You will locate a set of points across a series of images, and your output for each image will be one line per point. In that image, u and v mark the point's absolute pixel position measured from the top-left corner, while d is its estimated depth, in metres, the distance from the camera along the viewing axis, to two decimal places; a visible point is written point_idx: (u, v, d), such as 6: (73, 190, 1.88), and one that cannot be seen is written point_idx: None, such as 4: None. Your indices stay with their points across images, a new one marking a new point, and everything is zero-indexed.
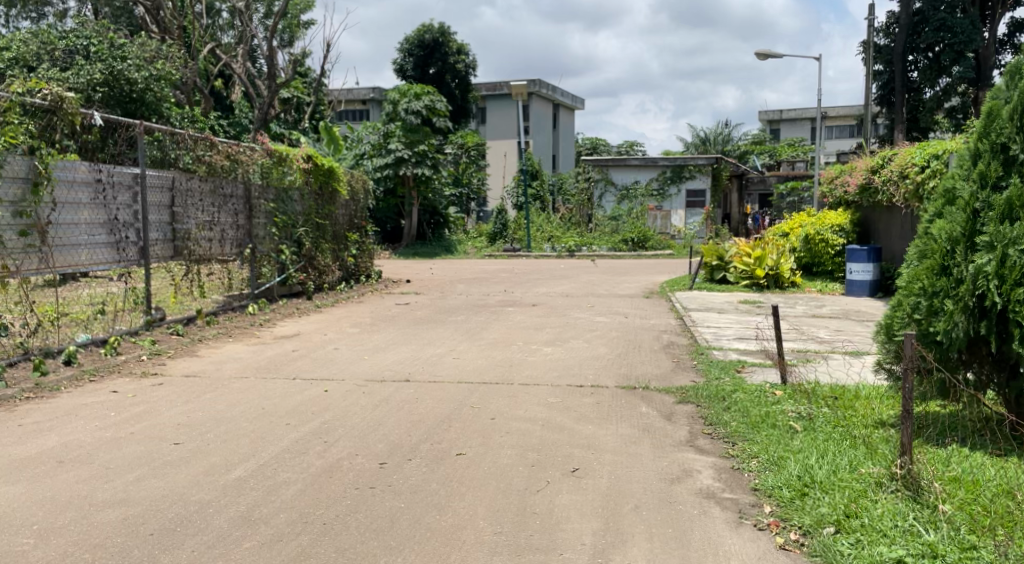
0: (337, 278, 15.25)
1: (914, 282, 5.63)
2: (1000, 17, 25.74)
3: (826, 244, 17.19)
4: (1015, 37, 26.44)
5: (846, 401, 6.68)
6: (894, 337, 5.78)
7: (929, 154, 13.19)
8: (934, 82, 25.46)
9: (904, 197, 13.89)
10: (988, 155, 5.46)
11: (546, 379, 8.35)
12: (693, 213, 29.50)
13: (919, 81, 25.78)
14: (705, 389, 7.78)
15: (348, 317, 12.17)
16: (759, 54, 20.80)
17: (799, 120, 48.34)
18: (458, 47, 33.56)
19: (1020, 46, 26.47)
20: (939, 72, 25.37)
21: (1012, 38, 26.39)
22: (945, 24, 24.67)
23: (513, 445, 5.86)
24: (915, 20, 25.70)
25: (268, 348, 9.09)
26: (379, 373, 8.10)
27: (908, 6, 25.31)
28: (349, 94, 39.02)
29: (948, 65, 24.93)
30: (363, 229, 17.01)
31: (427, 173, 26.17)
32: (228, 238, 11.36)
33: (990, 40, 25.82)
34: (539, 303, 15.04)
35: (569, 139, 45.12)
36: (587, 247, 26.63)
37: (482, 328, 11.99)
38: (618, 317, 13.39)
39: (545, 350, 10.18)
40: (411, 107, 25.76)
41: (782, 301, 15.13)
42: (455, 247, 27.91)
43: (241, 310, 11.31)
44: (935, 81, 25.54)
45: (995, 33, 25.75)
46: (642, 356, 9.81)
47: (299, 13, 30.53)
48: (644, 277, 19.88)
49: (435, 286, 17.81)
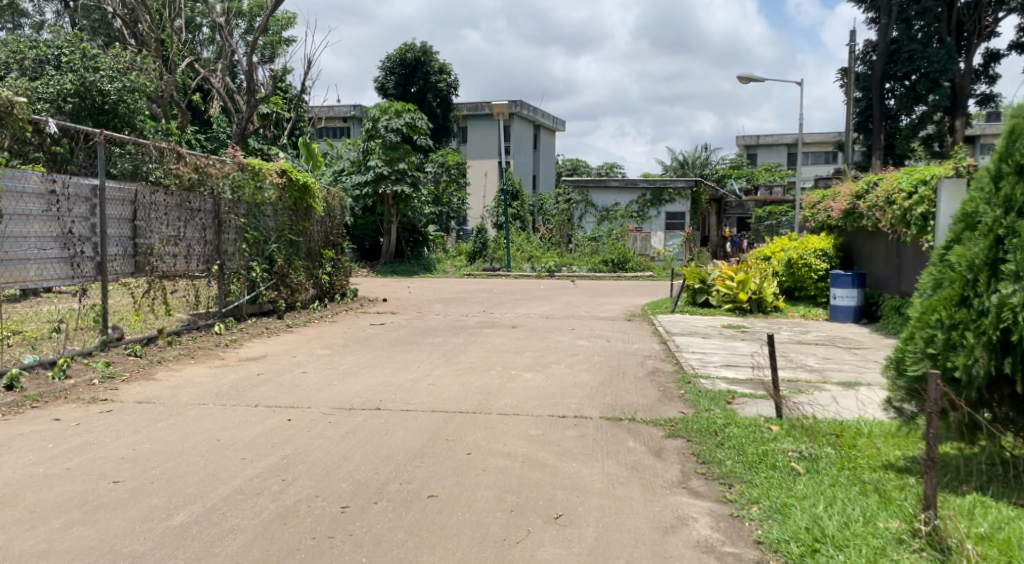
0: (310, 297, 14.69)
1: (930, 311, 5.27)
2: (976, 48, 25.77)
3: (809, 269, 16.80)
4: (991, 68, 26.50)
5: (848, 439, 6.26)
6: (905, 374, 5.39)
7: (917, 180, 12.83)
8: (911, 109, 25.50)
9: (891, 224, 13.53)
10: (1012, 177, 5.11)
11: (525, 409, 7.83)
12: (672, 235, 29.29)
13: (896, 108, 25.65)
14: (695, 422, 7.30)
15: (320, 338, 11.59)
16: (741, 77, 20.54)
17: (776, 145, 48.39)
18: (439, 66, 33.26)
19: (995, 77, 26.50)
20: (915, 100, 25.26)
21: (987, 69, 26.42)
22: (920, 54, 24.53)
23: (492, 486, 5.35)
24: (891, 48, 25.51)
25: (232, 371, 8.50)
26: (347, 401, 7.55)
27: (886, 34, 24.99)
28: (330, 111, 38.53)
29: (924, 93, 24.92)
30: (338, 246, 16.46)
31: (407, 191, 25.66)
32: (195, 254, 10.77)
33: (966, 70, 25.84)
34: (518, 325, 14.53)
35: (549, 159, 44.88)
36: (567, 267, 26.23)
37: (459, 351, 11.46)
38: (600, 341, 12.91)
39: (525, 375, 9.68)
40: (391, 124, 25.30)
41: (767, 327, 14.73)
42: (434, 266, 27.46)
43: (206, 329, 10.66)
44: (911, 109, 25.48)
45: (971, 63, 25.77)
46: (626, 384, 9.33)
47: (280, 30, 30.06)
48: (626, 299, 19.46)
49: (412, 305, 17.28)
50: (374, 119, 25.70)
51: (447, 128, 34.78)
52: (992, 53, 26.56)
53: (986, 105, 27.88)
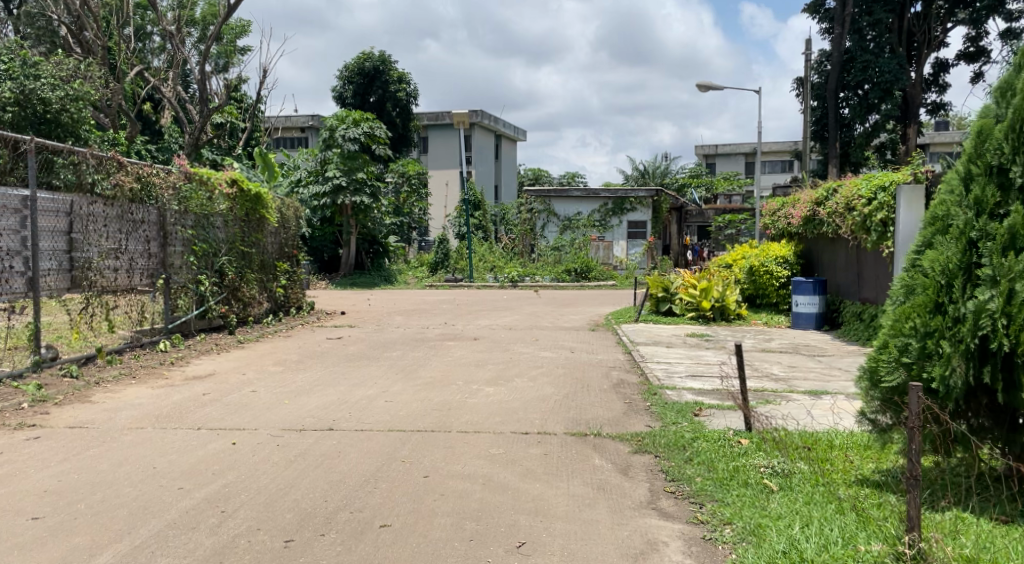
0: (263, 311, 14.24)
1: (904, 320, 5.03)
2: (926, 58, 26.18)
3: (771, 276, 16.67)
4: (941, 78, 26.82)
5: (820, 452, 6.01)
6: (881, 385, 5.14)
7: (876, 186, 12.73)
8: (864, 118, 25.44)
9: (851, 230, 13.41)
10: (982, 179, 4.89)
11: (487, 426, 7.49)
12: (634, 244, 29.20)
13: (850, 117, 25.66)
14: (663, 436, 7.02)
15: (273, 353, 11.18)
16: (701, 86, 20.46)
17: (734, 155, 48.70)
18: (398, 75, 32.91)
19: (945, 86, 26.80)
20: (868, 110, 25.27)
21: (937, 79, 26.72)
22: (871, 65, 24.70)
23: (451, 513, 5.01)
24: (845, 58, 25.68)
25: (175, 392, 8.07)
26: (297, 421, 7.17)
27: (840, 45, 25.02)
28: (287, 121, 37.97)
29: (876, 102, 24.93)
30: (294, 258, 16.01)
31: (366, 201, 25.28)
32: (138, 267, 10.30)
33: (917, 79, 26.17)
34: (481, 337, 14.19)
35: (511, 169, 44.69)
36: (530, 277, 25.98)
37: (418, 366, 11.09)
38: (564, 352, 12.62)
39: (487, 390, 9.34)
40: (348, 133, 24.81)
41: (731, 335, 14.56)
42: (395, 277, 27.05)
43: (150, 347, 10.28)
44: (865, 118, 25.47)
45: (921, 73, 26.13)
46: (591, 397, 9.04)
47: (234, 38, 29.50)
48: (590, 309, 19.21)
49: (372, 318, 16.86)
50: (331, 128, 25.23)
51: (407, 139, 34.40)
52: (942, 62, 26.86)
53: (937, 113, 28.18)
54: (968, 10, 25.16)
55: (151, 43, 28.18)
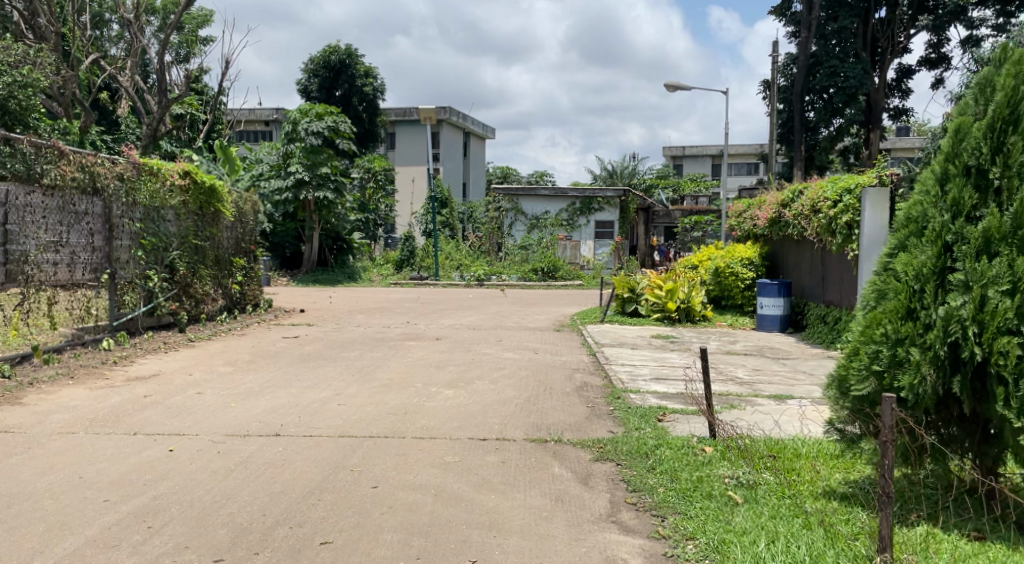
0: (218, 308, 13.96)
1: (874, 325, 4.80)
2: (889, 63, 26.19)
3: (736, 278, 16.52)
4: (903, 83, 26.97)
5: (786, 462, 5.79)
6: (850, 394, 4.91)
7: (842, 189, 12.57)
8: (829, 122, 25.54)
9: (817, 232, 13.27)
10: (959, 179, 4.69)
11: (444, 431, 7.23)
12: (601, 244, 29.03)
13: (815, 120, 25.73)
14: (625, 444, 6.78)
15: (223, 354, 11.16)
16: (669, 85, 20.28)
17: (701, 156, 48.75)
18: (365, 69, 32.43)
19: (908, 92, 26.93)
20: (833, 114, 25.36)
21: (900, 84, 26.82)
22: (836, 70, 24.69)
23: (399, 528, 4.82)
24: (810, 62, 25.73)
25: (113, 395, 8.13)
26: (242, 427, 7.09)
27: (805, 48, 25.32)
28: (251, 114, 37.39)
29: (841, 106, 24.99)
30: (251, 254, 15.64)
31: (330, 196, 24.83)
32: (80, 261, 10.35)
33: (880, 85, 26.19)
34: (443, 337, 13.90)
35: (479, 168, 44.34)
36: (496, 276, 25.65)
37: (377, 366, 10.79)
38: (527, 353, 12.35)
39: (445, 392, 9.06)
40: (312, 127, 24.28)
41: (696, 337, 14.39)
42: (359, 275, 26.62)
43: (92, 345, 10.35)
44: (829, 122, 25.59)
45: (885, 78, 26.17)
46: (553, 400, 8.78)
47: (195, 28, 28.92)
48: (555, 308, 19.00)
49: (331, 316, 16.55)
50: (294, 121, 24.70)
51: (373, 134, 33.89)
52: (905, 68, 26.98)
53: (899, 119, 28.32)
54: (931, 16, 24.84)
55: (109, 31, 27.52)
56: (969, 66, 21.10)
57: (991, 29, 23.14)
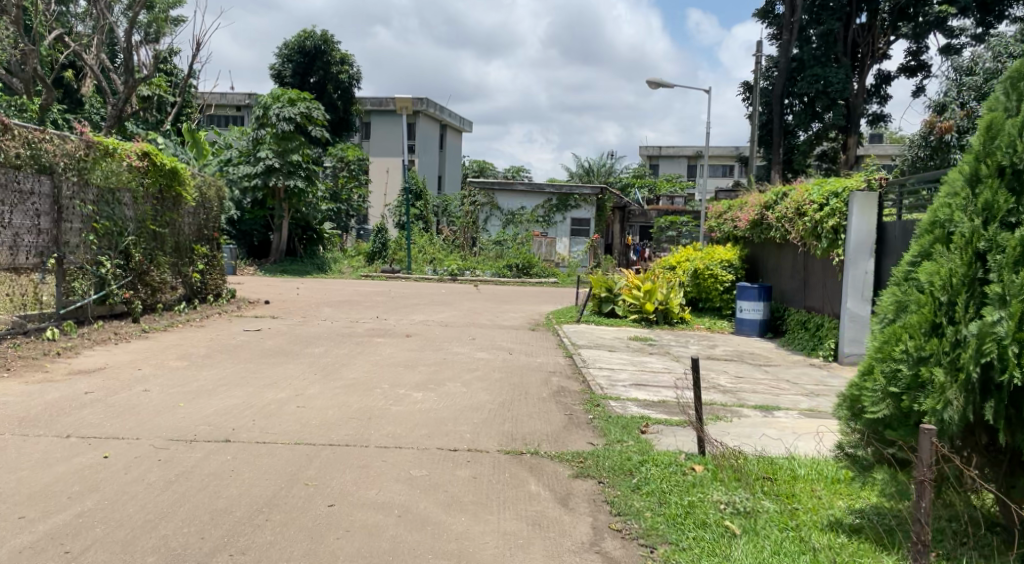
0: (176, 298, 13.54)
1: (894, 341, 4.32)
2: (868, 68, 25.87)
3: (714, 280, 16.01)
4: (882, 89, 26.71)
5: (784, 484, 5.30)
6: (863, 417, 4.43)
7: (828, 192, 11.93)
8: (808, 126, 25.26)
9: (801, 236, 12.60)
10: (992, 181, 4.21)
11: (410, 440, 6.82)
12: (577, 241, 28.48)
13: (794, 124, 25.42)
14: (607, 459, 6.30)
15: (178, 347, 10.90)
16: (652, 82, 19.75)
17: (677, 157, 48.38)
18: (341, 57, 31.68)
19: (886, 98, 26.73)
20: (812, 118, 25.08)
21: (879, 90, 26.58)
22: (819, 76, 24.38)
23: (354, 557, 4.58)
24: (792, 65, 25.34)
25: (52, 392, 8.28)
26: (188, 431, 6.92)
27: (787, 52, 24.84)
28: (222, 99, 36.52)
29: (821, 111, 24.70)
30: (214, 242, 14.98)
31: (300, 185, 24.18)
32: (23, 244, 10.19)
33: (859, 90, 25.83)
34: (413, 333, 13.39)
35: (455, 161, 43.67)
36: (470, 271, 25.04)
37: (342, 363, 10.32)
38: (501, 353, 11.79)
39: (415, 395, 8.54)
40: (283, 112, 23.51)
41: (674, 339, 13.93)
42: (328, 266, 25.97)
43: (36, 334, 10.24)
44: (808, 125, 25.29)
45: (864, 84, 25.82)
46: (528, 406, 8.28)
47: (166, 8, 28.04)
48: (530, 306, 18.53)
49: (298, 308, 16.05)
50: (265, 106, 23.97)
51: (348, 122, 33.16)
52: (884, 74, 26.74)
53: (876, 125, 28.05)
54: (911, 24, 24.48)
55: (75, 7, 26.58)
56: (949, 73, 20.81)
57: (971, 38, 22.79)
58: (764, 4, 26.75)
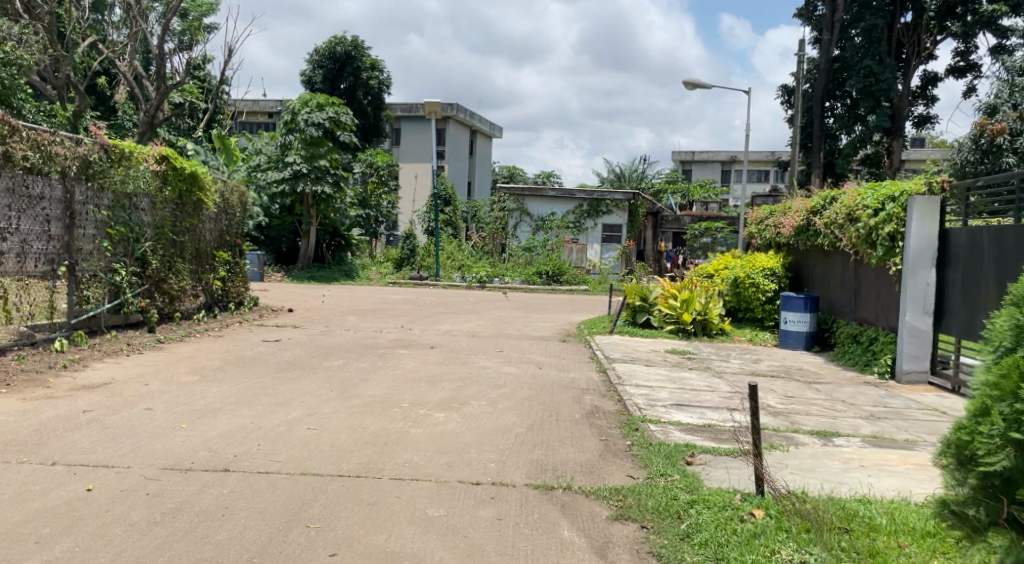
0: (196, 306, 12.95)
1: (1016, 376, 3.82)
2: (914, 69, 24.78)
3: (756, 289, 15.10)
4: (929, 90, 25.62)
5: (866, 538, 4.62)
6: (976, 468, 3.93)
7: (884, 196, 10.94)
8: (850, 128, 24.29)
9: (853, 244, 11.59)
10: None
11: (428, 470, 6.11)
12: (608, 248, 27.59)
13: (836, 127, 24.53)
14: (650, 498, 5.53)
15: (191, 359, 10.30)
16: (689, 83, 18.93)
17: (710, 162, 47.38)
18: (371, 62, 31.24)
19: (932, 99, 25.62)
20: (855, 120, 24.15)
21: (925, 91, 25.48)
22: (870, 71, 23.16)
23: None
24: (834, 67, 24.47)
25: (50, 410, 7.70)
26: (186, 458, 6.30)
27: (828, 52, 24.15)
28: (254, 105, 36.30)
29: (864, 113, 23.72)
30: (237, 248, 14.40)
31: (327, 190, 23.63)
32: (32, 250, 9.64)
33: (904, 92, 24.77)
34: (438, 344, 12.68)
35: (485, 166, 42.99)
36: (499, 279, 24.39)
37: (360, 377, 9.64)
38: (530, 367, 11.03)
39: (436, 416, 7.81)
40: (312, 117, 23.03)
41: (714, 353, 13.08)
42: (357, 272, 25.36)
43: (44, 345, 9.70)
44: (850, 128, 24.29)
45: (909, 85, 24.74)
46: (560, 430, 7.52)
47: (200, 17, 27.86)
48: (561, 315, 17.72)
49: (322, 316, 15.43)
50: (293, 111, 23.40)
51: (377, 128, 32.63)
52: (930, 75, 25.64)
53: (922, 127, 26.91)
54: (960, 22, 23.38)
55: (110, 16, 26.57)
56: (1001, 73, 19.84)
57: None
58: (805, 4, 25.76)
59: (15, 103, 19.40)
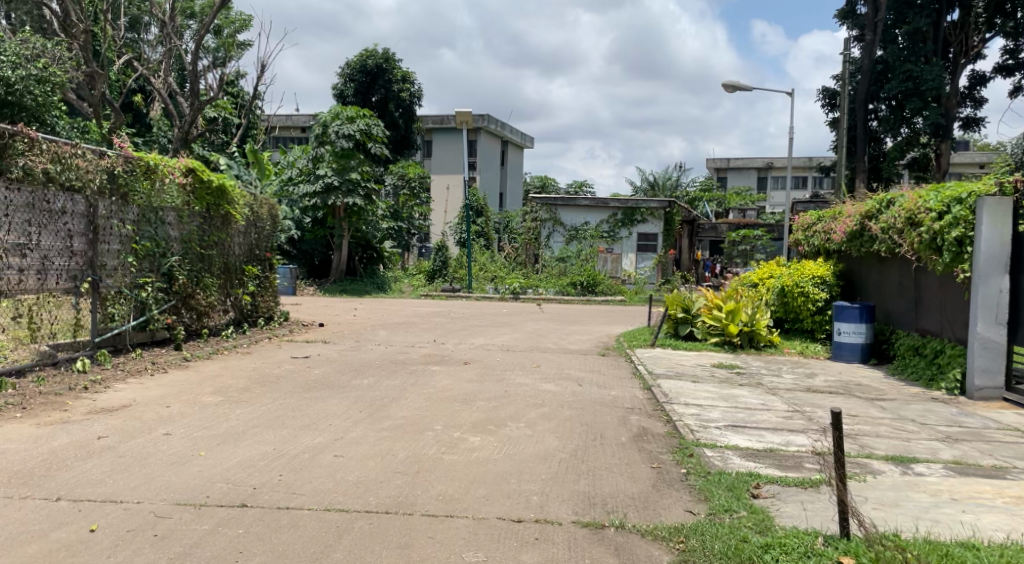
0: (224, 321, 12.48)
1: None
2: (961, 68, 23.65)
3: (805, 298, 14.31)
4: (976, 90, 24.61)
5: None
6: None
7: (949, 198, 10.13)
8: (895, 131, 23.30)
9: (914, 250, 10.79)
10: None
11: (465, 504, 5.52)
12: (644, 257, 26.75)
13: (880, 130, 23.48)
14: (716, 540, 4.95)
15: (217, 378, 9.79)
16: (728, 85, 18.18)
17: (745, 169, 46.49)
18: (402, 74, 30.86)
19: (980, 101, 24.65)
20: (900, 122, 23.10)
21: (972, 92, 24.51)
22: (913, 73, 22.36)
23: None
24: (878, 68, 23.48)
25: (65, 436, 7.22)
26: (202, 490, 5.77)
27: (870, 53, 23.03)
28: (287, 120, 36.16)
29: (910, 115, 22.71)
30: (267, 262, 13.93)
31: (359, 203, 23.12)
32: (53, 268, 9.22)
33: (952, 92, 23.75)
34: (472, 359, 12.08)
35: (516, 176, 42.46)
36: (533, 289, 23.87)
37: (391, 396, 9.06)
38: (570, 385, 10.37)
39: (472, 440, 7.20)
40: (342, 129, 22.61)
41: (765, 367, 12.32)
42: (388, 284, 24.86)
43: (66, 366, 9.23)
44: (895, 131, 23.29)
45: (957, 85, 23.68)
46: (607, 456, 6.87)
47: (233, 32, 27.80)
48: (600, 328, 17.03)
49: (353, 331, 14.90)
50: (324, 124, 23.04)
51: (409, 140, 32.22)
52: (978, 74, 24.62)
53: (969, 129, 25.90)
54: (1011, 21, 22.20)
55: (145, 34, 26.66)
56: None
57: None
58: (846, 4, 24.89)
59: (49, 120, 19.26)
